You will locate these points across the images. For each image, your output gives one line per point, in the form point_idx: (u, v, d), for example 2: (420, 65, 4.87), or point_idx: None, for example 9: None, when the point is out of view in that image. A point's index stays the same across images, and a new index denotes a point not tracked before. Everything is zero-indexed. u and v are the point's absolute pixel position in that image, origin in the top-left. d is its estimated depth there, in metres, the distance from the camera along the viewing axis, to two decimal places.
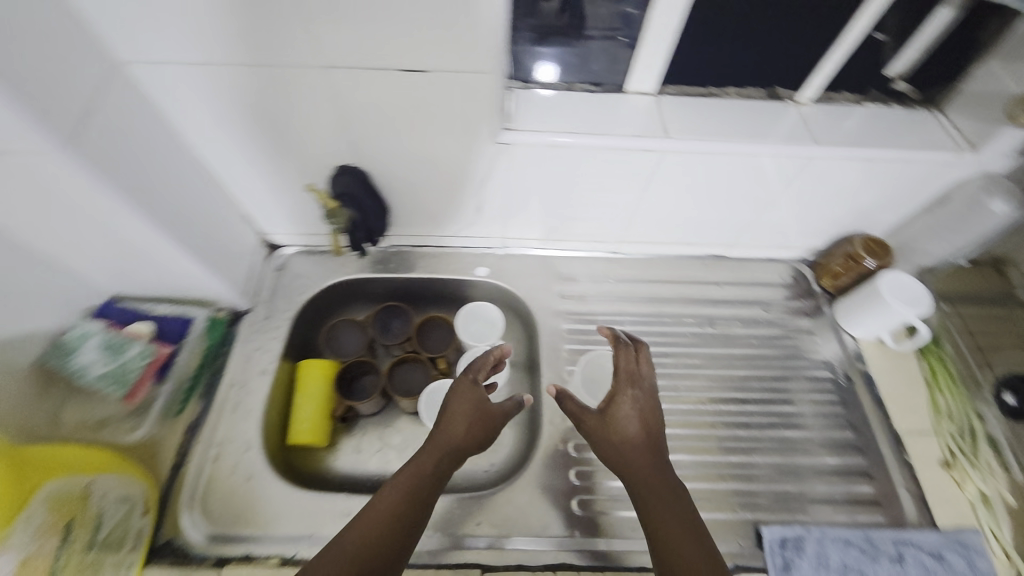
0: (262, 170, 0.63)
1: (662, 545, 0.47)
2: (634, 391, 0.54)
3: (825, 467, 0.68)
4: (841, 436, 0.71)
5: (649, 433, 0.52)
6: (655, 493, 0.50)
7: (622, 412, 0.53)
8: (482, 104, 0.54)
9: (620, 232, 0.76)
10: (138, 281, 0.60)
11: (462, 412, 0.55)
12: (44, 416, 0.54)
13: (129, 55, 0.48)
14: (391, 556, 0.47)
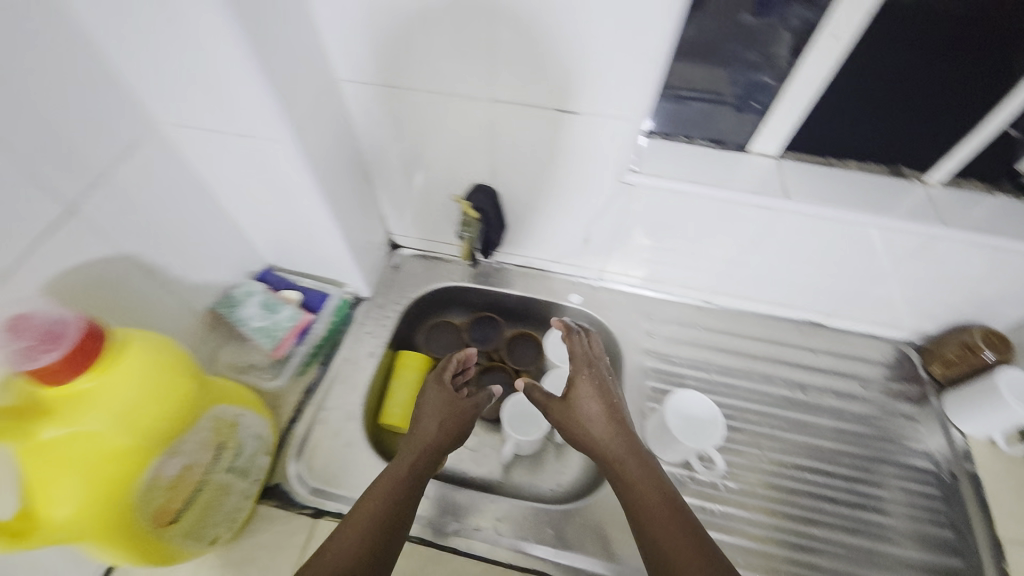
0: (409, 180, 0.73)
1: (639, 513, 0.51)
2: (589, 370, 0.62)
3: (916, 563, 0.64)
4: (937, 535, 0.66)
5: (607, 410, 0.59)
6: (623, 465, 0.55)
7: (582, 393, 0.61)
8: (618, 147, 0.60)
9: (716, 283, 0.79)
10: (295, 255, 0.71)
11: (432, 409, 0.64)
12: (207, 354, 0.66)
13: (342, 75, 0.59)
14: (388, 533, 0.51)
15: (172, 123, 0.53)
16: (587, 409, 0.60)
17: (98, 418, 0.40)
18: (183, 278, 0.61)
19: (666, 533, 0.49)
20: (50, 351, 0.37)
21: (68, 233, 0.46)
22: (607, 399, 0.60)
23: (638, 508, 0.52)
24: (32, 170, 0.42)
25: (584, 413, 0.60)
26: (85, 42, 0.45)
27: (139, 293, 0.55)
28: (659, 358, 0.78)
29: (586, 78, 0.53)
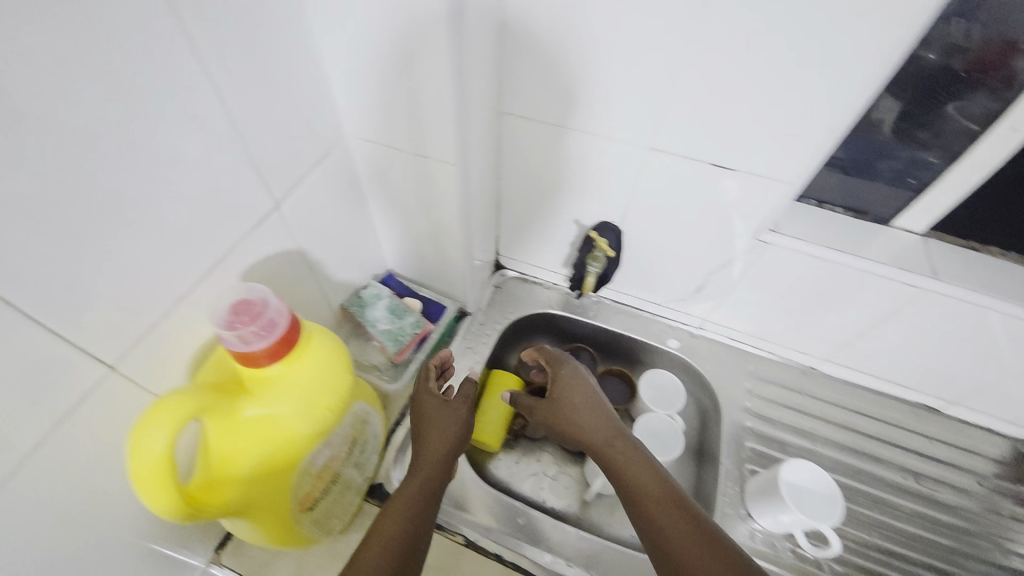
0: (535, 209, 0.75)
1: (642, 505, 0.52)
2: (566, 367, 0.65)
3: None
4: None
5: (588, 402, 0.61)
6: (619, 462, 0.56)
7: (564, 391, 0.63)
8: (765, 206, 0.60)
9: (827, 351, 0.77)
10: (421, 266, 0.75)
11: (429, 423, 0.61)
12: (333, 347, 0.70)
13: (509, 108, 0.62)
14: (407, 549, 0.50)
15: (358, 137, 0.57)
16: (571, 401, 0.62)
17: (281, 404, 0.42)
18: (330, 275, 0.65)
19: (664, 512, 0.50)
20: (263, 336, 0.39)
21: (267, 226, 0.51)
22: (587, 391, 0.63)
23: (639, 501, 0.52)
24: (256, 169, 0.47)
25: (567, 406, 0.62)
26: (314, 61, 0.50)
27: (297, 284, 0.59)
28: (761, 418, 0.75)
29: (750, 138, 0.55)
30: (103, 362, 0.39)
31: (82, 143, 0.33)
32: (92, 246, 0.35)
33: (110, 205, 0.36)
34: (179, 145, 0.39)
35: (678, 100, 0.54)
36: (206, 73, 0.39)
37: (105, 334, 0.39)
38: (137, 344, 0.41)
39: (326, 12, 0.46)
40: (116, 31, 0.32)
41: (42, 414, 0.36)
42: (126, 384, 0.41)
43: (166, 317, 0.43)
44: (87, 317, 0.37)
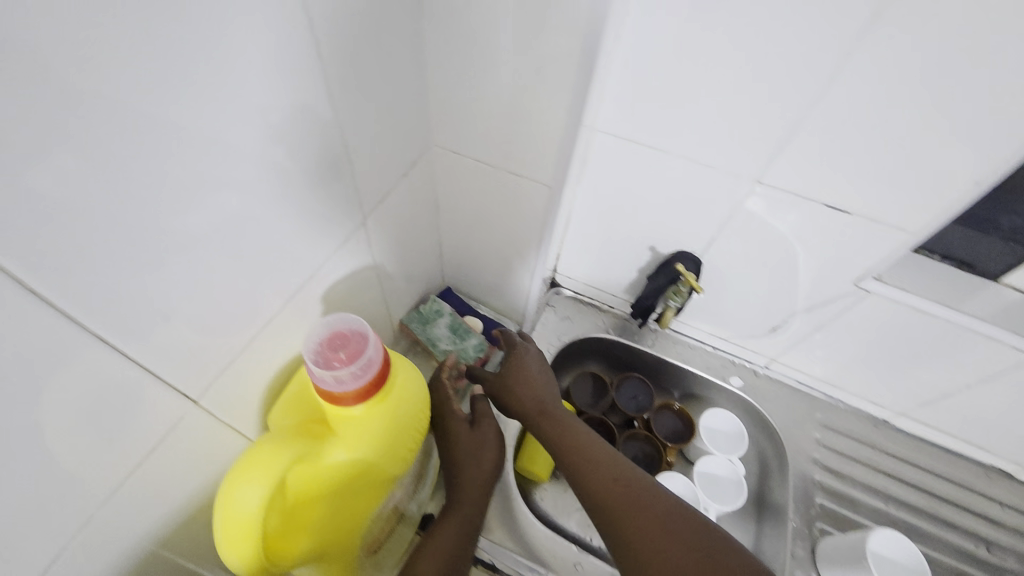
0: (607, 232, 0.71)
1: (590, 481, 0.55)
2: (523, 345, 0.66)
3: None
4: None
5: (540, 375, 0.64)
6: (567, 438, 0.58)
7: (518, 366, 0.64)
8: (871, 253, 0.56)
9: (904, 404, 0.72)
10: (485, 284, 0.75)
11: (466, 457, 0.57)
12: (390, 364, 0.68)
13: (601, 126, 0.57)
14: None
15: (447, 148, 0.57)
16: (522, 372, 0.64)
17: (368, 450, 0.38)
18: (393, 286, 0.63)
19: (601, 479, 0.55)
20: (359, 377, 0.36)
21: (350, 240, 0.49)
22: (538, 364, 0.65)
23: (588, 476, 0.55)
24: (345, 179, 0.45)
25: (516, 377, 0.63)
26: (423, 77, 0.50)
27: (364, 296, 0.57)
28: (830, 472, 0.72)
29: (863, 183, 0.51)
30: (189, 396, 0.38)
31: (200, 156, 0.31)
32: (194, 262, 0.34)
33: (217, 220, 0.34)
34: (279, 156, 0.37)
35: (788, 140, 0.51)
36: (313, 84, 0.37)
37: (194, 368, 0.38)
38: (219, 376, 0.40)
39: (440, 26, 0.46)
40: (237, 41, 0.30)
41: (132, 450, 0.35)
42: (205, 416, 0.40)
43: (248, 346, 0.42)
44: (181, 345, 0.36)
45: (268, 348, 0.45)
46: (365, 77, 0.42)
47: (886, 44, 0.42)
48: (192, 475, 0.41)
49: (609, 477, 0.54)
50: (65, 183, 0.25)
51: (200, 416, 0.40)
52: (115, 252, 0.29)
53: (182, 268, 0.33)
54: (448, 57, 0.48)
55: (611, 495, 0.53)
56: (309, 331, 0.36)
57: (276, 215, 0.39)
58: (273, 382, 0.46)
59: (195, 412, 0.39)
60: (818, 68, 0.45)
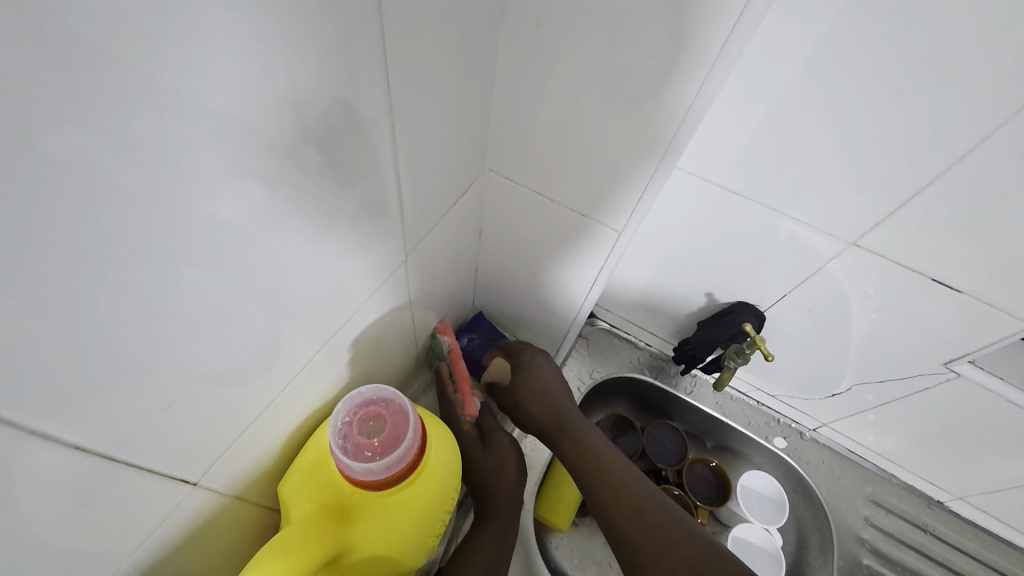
0: (663, 271, 0.64)
1: (613, 494, 0.51)
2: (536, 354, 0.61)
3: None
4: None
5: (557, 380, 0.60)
6: (588, 447, 0.54)
7: (539, 372, 0.59)
8: (971, 332, 0.50)
9: (970, 491, 0.65)
10: (521, 314, 0.70)
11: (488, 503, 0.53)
12: (412, 394, 0.62)
13: (684, 163, 0.51)
14: None
15: (501, 175, 0.52)
16: (534, 378, 0.59)
17: (393, 547, 0.32)
18: (425, 318, 0.57)
19: (618, 495, 0.50)
20: (390, 467, 0.31)
21: (390, 278, 0.44)
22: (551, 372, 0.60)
23: (612, 486, 0.51)
24: (396, 208, 0.40)
25: (527, 385, 0.58)
26: (489, 94, 0.45)
27: (399, 332, 0.52)
28: (878, 556, 0.66)
29: (975, 257, 0.45)
30: (189, 480, 0.32)
31: (253, 196, 0.26)
32: (227, 323, 0.28)
33: (254, 270, 0.29)
34: (330, 191, 0.31)
35: (905, 201, 0.44)
36: (379, 102, 0.31)
37: (196, 449, 0.31)
38: (226, 450, 0.34)
39: (525, 44, 0.40)
40: (312, 54, 0.24)
41: (131, 532, 0.30)
42: (207, 496, 0.35)
43: (263, 412, 0.36)
44: (193, 420, 0.30)
45: (286, 405, 0.39)
46: (432, 92, 0.36)
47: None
48: (194, 550, 0.36)
49: (614, 478, 0.52)
50: (87, 245, 0.19)
51: (201, 496, 0.34)
52: (142, 322, 0.23)
53: (214, 325, 0.28)
54: (528, 86, 0.43)
55: (623, 505, 0.50)
56: (337, 405, 0.31)
57: (321, 255, 0.34)
58: (287, 437, 0.41)
59: (196, 493, 0.33)
60: (968, 125, 0.38)
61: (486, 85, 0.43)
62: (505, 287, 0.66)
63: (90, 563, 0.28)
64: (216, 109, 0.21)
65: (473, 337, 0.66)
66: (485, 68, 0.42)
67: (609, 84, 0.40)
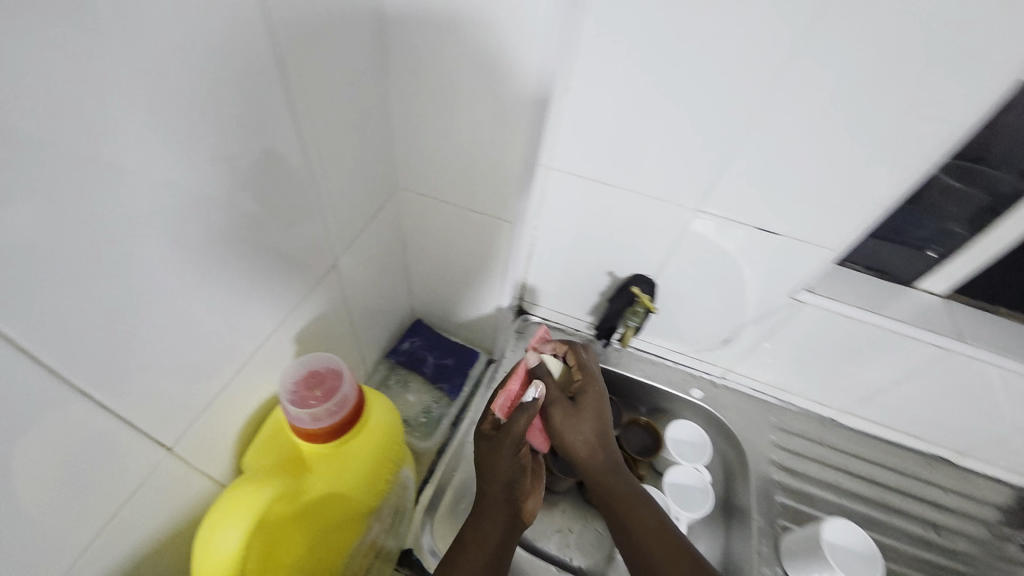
0: (568, 258, 0.75)
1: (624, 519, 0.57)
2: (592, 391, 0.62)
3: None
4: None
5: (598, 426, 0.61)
6: (607, 478, 0.60)
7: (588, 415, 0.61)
8: (801, 268, 0.62)
9: (847, 403, 0.78)
10: (451, 314, 0.77)
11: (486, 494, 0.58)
12: None
13: (558, 163, 0.63)
14: None
15: (411, 191, 0.62)
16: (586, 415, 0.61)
17: (344, 484, 0.39)
18: (364, 323, 0.64)
19: (632, 520, 0.57)
20: (334, 413, 0.37)
21: (322, 283, 0.51)
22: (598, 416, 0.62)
23: (625, 513, 0.58)
24: (315, 220, 0.47)
25: (573, 419, 0.61)
26: (388, 124, 0.55)
27: (341, 335, 0.58)
28: (789, 472, 0.76)
29: (789, 208, 0.57)
30: (164, 444, 0.38)
31: (188, 199, 0.33)
32: (173, 303, 0.35)
33: (197, 263, 0.36)
34: (254, 201, 0.39)
35: (725, 170, 0.56)
36: (283, 132, 0.40)
37: (168, 415, 0.37)
38: (195, 423, 0.40)
39: (407, 80, 0.51)
40: (219, 92, 0.33)
41: (110, 494, 0.34)
42: (179, 466, 0.40)
43: (223, 390, 0.42)
44: (158, 392, 0.36)
45: (243, 388, 0.44)
46: (332, 122, 0.45)
47: (798, 88, 0.48)
48: (164, 528, 0.40)
49: (630, 503, 0.58)
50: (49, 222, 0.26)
51: (168, 470, 0.39)
52: (94, 291, 0.29)
53: (163, 305, 0.34)
54: (416, 112, 0.53)
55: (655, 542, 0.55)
56: (285, 370, 0.37)
57: (256, 254, 0.41)
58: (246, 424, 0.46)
59: (169, 461, 0.38)
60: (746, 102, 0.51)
61: (383, 117, 0.53)
62: (432, 289, 0.74)
63: (72, 519, 0.32)
64: (151, 125, 0.29)
65: (415, 340, 0.73)
66: (378, 102, 0.51)
67: (476, 104, 0.50)
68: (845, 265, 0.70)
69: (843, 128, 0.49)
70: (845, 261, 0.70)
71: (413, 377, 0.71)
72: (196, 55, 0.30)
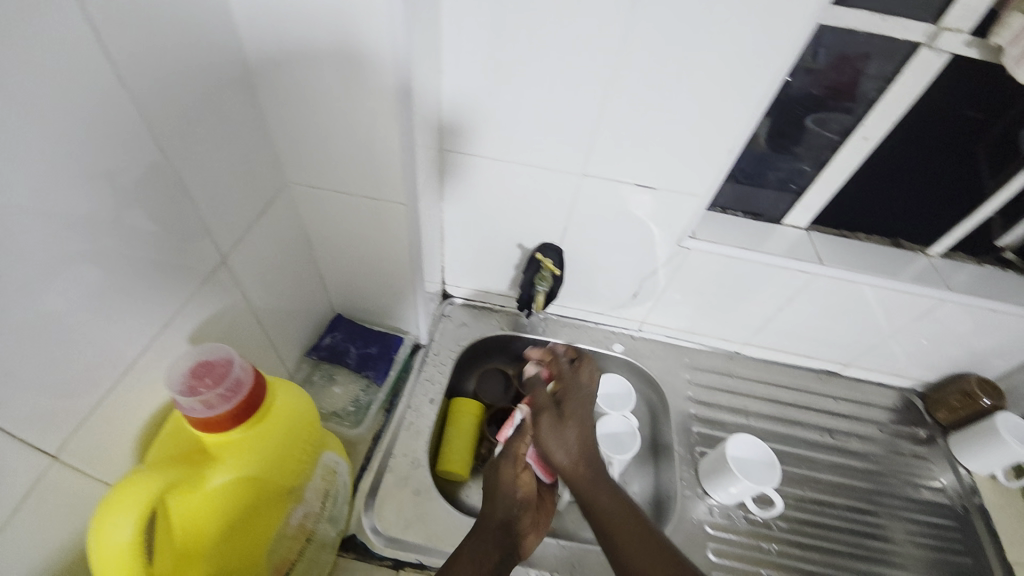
0: (479, 236, 0.78)
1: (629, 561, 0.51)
2: (576, 401, 0.63)
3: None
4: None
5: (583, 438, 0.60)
6: (604, 508, 0.55)
7: (570, 428, 0.61)
8: (682, 215, 0.68)
9: (746, 336, 0.87)
10: (363, 305, 0.75)
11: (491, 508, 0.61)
12: None
13: (449, 146, 0.66)
14: None
15: (303, 185, 0.59)
16: (571, 426, 0.61)
17: (249, 465, 0.40)
18: (277, 323, 0.63)
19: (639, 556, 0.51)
20: (227, 398, 0.38)
21: (213, 281, 0.49)
22: (585, 428, 0.61)
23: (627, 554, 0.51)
24: (198, 222, 0.46)
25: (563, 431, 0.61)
26: (258, 115, 0.52)
27: (250, 335, 0.58)
28: (704, 405, 0.84)
29: (658, 161, 0.63)
30: (46, 451, 0.37)
31: (38, 207, 0.32)
32: (41, 309, 0.34)
33: (63, 269, 0.35)
34: (122, 205, 0.38)
35: (599, 131, 0.61)
36: (142, 134, 0.39)
37: (47, 422, 0.36)
38: (85, 429, 0.39)
39: (273, 67, 0.49)
40: (56, 97, 0.32)
41: None
42: (68, 473, 0.39)
43: (108, 395, 0.40)
44: (35, 400, 0.35)
45: (136, 392, 0.43)
46: (199, 121, 0.44)
47: (646, 49, 0.53)
48: (61, 541, 0.38)
49: (634, 539, 0.52)
50: None
51: (58, 480, 0.38)
52: None
53: (29, 311, 0.33)
54: (284, 101, 0.51)
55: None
56: (175, 364, 0.38)
57: (134, 256, 0.40)
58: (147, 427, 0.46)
59: (56, 470, 0.37)
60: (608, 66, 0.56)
61: (253, 109, 0.51)
62: (340, 283, 0.72)
63: None
64: None
65: (336, 334, 0.74)
66: (246, 94, 0.50)
67: (346, 88, 0.49)
68: (723, 210, 0.78)
69: (690, 83, 0.55)
70: (723, 208, 0.78)
71: (337, 369, 0.72)
72: (20, 60, 0.29)
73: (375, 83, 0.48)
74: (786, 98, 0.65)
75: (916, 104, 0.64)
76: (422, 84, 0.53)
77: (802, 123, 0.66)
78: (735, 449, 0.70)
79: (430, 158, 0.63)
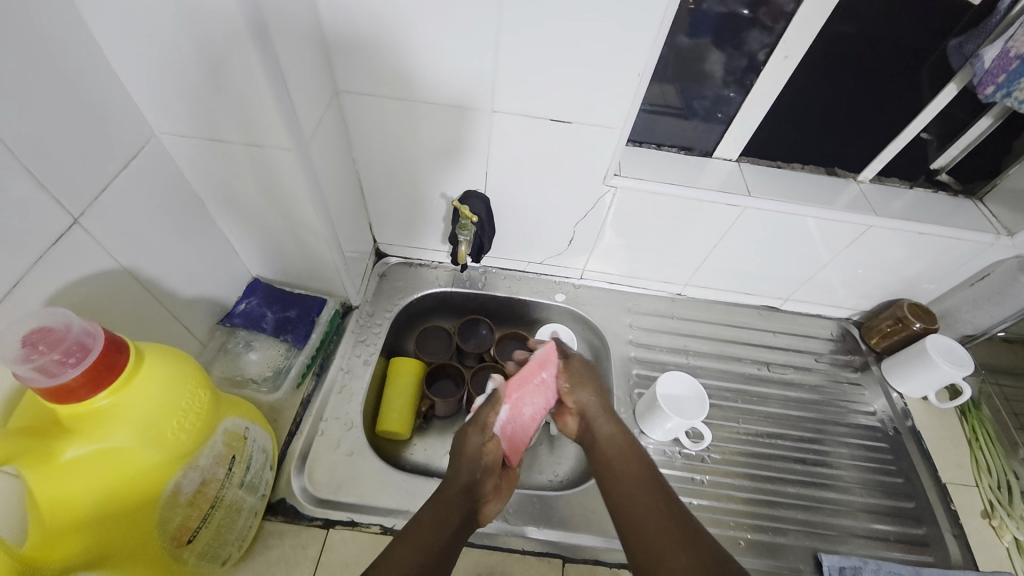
0: (401, 187, 0.74)
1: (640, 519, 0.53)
2: (584, 368, 0.71)
3: (862, 530, 0.72)
4: (896, 506, 0.74)
5: (597, 403, 0.67)
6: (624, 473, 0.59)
7: (587, 392, 0.68)
8: (604, 152, 0.65)
9: (686, 276, 0.86)
10: (281, 268, 0.71)
11: (467, 460, 0.61)
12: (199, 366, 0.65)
13: (345, 86, 0.61)
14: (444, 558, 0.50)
15: (174, 134, 0.53)
16: (589, 387, 0.68)
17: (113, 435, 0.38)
18: (174, 289, 0.59)
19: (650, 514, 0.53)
20: (68, 363, 0.35)
21: (68, 244, 0.45)
22: (598, 395, 0.68)
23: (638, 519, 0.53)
24: (29, 178, 0.41)
25: (584, 386, 0.68)
26: (94, 54, 0.45)
27: (141, 303, 0.54)
28: (644, 348, 0.84)
29: (568, 88, 0.58)
30: None
31: None
32: None
33: None
34: None
35: (502, 59, 0.56)
36: None
37: None
38: None
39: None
40: None
41: None
42: None
43: None
44: None
45: None
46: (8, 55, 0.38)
47: None
48: None
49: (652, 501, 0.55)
50: None
51: None
52: None
53: None
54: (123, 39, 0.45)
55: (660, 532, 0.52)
56: (1, 335, 0.35)
57: None
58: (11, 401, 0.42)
59: None
60: None
61: (88, 44, 0.44)
62: (251, 246, 0.68)
63: None
64: None
65: (251, 299, 0.70)
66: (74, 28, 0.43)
67: (182, 15, 0.42)
68: (655, 146, 0.75)
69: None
70: (654, 143, 0.75)
71: (256, 336, 0.69)
72: None
73: (217, 11, 0.42)
74: (703, 17, 0.61)
75: (827, 27, 0.62)
76: (285, 6, 0.46)
77: (722, 40, 0.63)
78: (666, 389, 0.71)
79: (324, 102, 0.58)
